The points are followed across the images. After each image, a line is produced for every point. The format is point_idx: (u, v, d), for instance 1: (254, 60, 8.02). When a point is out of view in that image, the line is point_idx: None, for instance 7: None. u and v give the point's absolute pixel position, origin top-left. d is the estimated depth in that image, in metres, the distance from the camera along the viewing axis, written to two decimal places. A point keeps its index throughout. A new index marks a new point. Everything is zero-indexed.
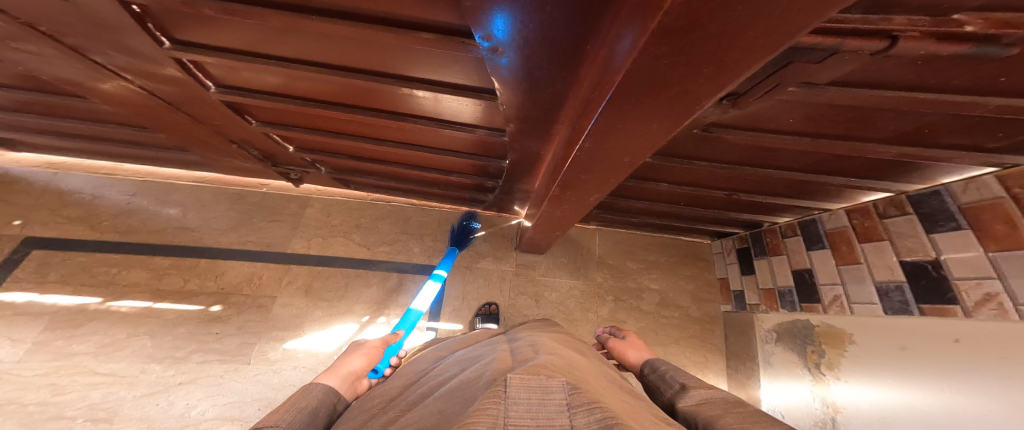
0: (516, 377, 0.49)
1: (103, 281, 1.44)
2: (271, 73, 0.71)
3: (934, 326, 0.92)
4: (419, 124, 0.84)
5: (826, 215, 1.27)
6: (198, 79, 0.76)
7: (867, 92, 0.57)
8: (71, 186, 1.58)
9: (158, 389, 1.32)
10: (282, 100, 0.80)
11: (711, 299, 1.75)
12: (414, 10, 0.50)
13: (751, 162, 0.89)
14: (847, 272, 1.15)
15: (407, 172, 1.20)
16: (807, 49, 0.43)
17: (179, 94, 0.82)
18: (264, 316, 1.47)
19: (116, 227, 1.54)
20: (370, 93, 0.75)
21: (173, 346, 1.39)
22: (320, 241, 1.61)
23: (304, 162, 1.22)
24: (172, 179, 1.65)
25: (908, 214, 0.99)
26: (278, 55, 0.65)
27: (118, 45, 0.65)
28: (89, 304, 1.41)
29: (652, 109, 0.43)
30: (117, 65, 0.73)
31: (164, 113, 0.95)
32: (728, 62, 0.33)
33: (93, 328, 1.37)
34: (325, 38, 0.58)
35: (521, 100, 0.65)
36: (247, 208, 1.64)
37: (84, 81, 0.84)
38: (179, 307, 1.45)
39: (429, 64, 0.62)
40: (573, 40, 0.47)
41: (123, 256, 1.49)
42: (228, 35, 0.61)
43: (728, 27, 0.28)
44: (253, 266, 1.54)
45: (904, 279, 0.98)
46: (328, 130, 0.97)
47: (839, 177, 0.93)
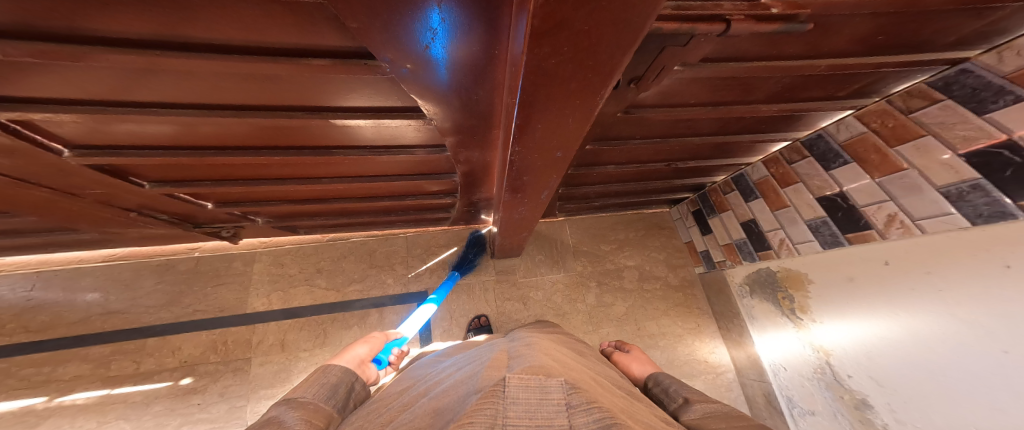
0: (515, 376, 0.49)
1: (38, 381, 1.31)
2: (150, 122, 0.65)
3: (862, 251, 1.01)
4: (349, 155, 0.84)
5: (749, 168, 1.39)
6: (35, 141, 0.66)
7: (740, 66, 0.62)
8: None
9: None
10: (174, 153, 0.76)
11: (684, 264, 1.81)
12: (267, 34, 0.46)
13: (677, 133, 0.93)
14: (783, 216, 1.25)
15: (356, 206, 1.18)
16: (671, 36, 0.46)
17: (23, 164, 0.72)
18: (244, 379, 1.40)
19: (24, 327, 1.39)
20: (280, 130, 0.73)
21: (156, 423, 1.30)
22: (280, 295, 1.54)
23: (234, 216, 1.17)
24: (73, 261, 1.47)
25: (807, 158, 1.15)
26: (142, 101, 0.59)
27: None
28: (37, 403, 1.29)
29: (562, 105, 0.45)
30: None
31: (16, 192, 0.83)
32: (606, 53, 0.34)
33: (53, 424, 1.26)
34: (195, 76, 0.53)
35: (450, 113, 0.66)
36: (179, 277, 1.53)
37: None
38: (142, 388, 1.35)
39: (324, 89, 0.60)
40: (479, 48, 0.48)
41: (51, 353, 1.36)
42: (62, 84, 0.53)
43: (591, 22, 0.30)
44: (213, 334, 1.46)
45: (825, 214, 1.10)
46: (243, 178, 0.94)
47: (743, 133, 1.00)
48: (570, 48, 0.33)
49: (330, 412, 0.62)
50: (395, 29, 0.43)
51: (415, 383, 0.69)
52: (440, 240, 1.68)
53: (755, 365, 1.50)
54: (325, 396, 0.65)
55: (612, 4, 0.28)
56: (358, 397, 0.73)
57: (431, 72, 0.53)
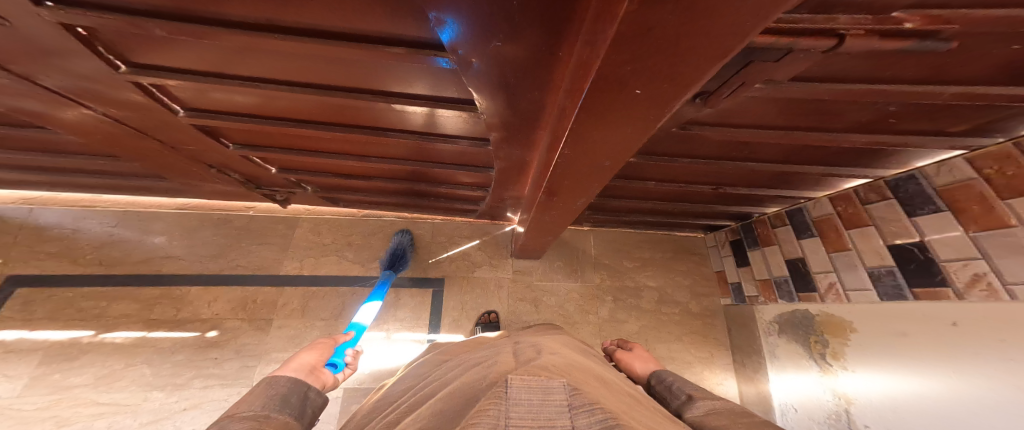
0: (516, 378, 0.48)
1: (92, 314, 1.42)
2: (241, 93, 0.71)
3: (931, 310, 0.91)
4: (401, 138, 0.85)
5: (811, 203, 1.27)
6: (161, 102, 0.76)
7: (827, 86, 0.57)
8: (47, 221, 1.53)
9: (163, 415, 1.31)
10: (259, 121, 0.81)
11: (710, 293, 1.74)
12: (367, 24, 0.50)
13: (733, 157, 0.90)
14: (839, 260, 1.13)
15: (393, 187, 1.21)
16: (763, 49, 0.43)
17: (143, 118, 0.82)
18: (262, 339, 1.46)
19: (100, 259, 1.51)
20: (342, 110, 0.76)
21: (173, 372, 1.37)
22: (312, 261, 1.60)
23: (288, 183, 1.22)
24: (154, 206, 1.62)
25: (888, 199, 1.00)
26: (245, 76, 0.65)
27: (66, 70, 0.65)
28: (83, 337, 1.38)
29: (624, 113, 0.44)
30: (70, 90, 0.72)
31: (131, 140, 0.94)
32: (687, 66, 0.33)
33: (88, 361, 1.35)
34: (289, 56, 0.58)
35: (499, 109, 0.66)
36: (233, 232, 1.62)
37: (46, 111, 0.82)
38: (173, 335, 1.43)
39: (390, 76, 0.63)
40: (541, 48, 0.47)
41: (111, 288, 1.47)
42: (187, 57, 0.61)
43: (680, 32, 0.29)
44: (245, 290, 1.53)
45: (894, 264, 0.98)
46: (306, 149, 0.98)
47: (815, 165, 0.94)
48: (650, 57, 0.32)
49: (285, 419, 0.60)
50: (468, 19, 0.43)
51: (414, 386, 0.69)
52: (464, 232, 1.69)
53: (764, 402, 1.44)
54: (276, 405, 0.62)
55: (707, 17, 0.27)
56: (312, 405, 0.70)
57: (489, 66, 0.53)
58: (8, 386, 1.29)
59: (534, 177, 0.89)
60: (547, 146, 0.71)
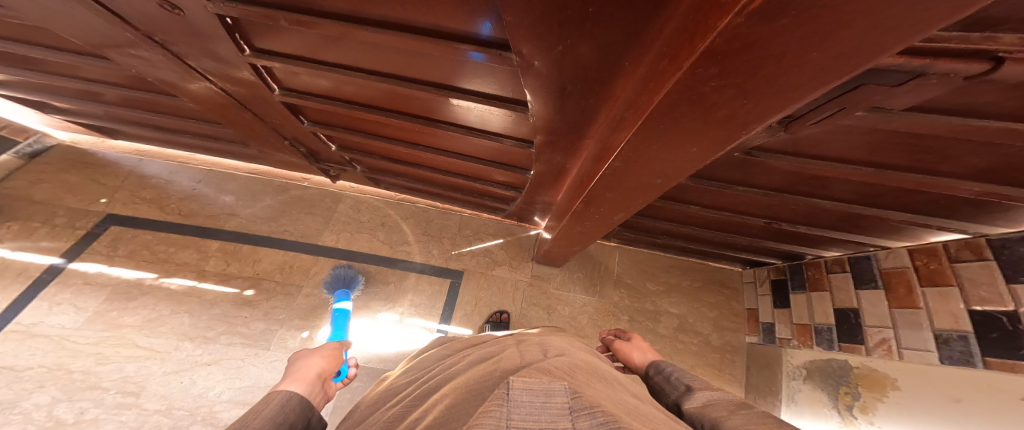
0: (517, 381, 0.47)
1: (159, 258, 1.54)
2: (322, 76, 0.76)
3: (1001, 382, 0.82)
4: (452, 131, 0.87)
5: (883, 252, 1.15)
6: (266, 82, 0.82)
7: (949, 120, 0.51)
8: (151, 172, 1.70)
9: (185, 367, 1.38)
10: (333, 103, 0.86)
11: (736, 329, 1.67)
12: (469, 24, 0.52)
13: (797, 190, 0.86)
14: (901, 317, 1.05)
15: (435, 176, 1.23)
16: (882, 71, 0.40)
17: (251, 95, 0.88)
18: (289, 304, 1.52)
19: (181, 210, 1.65)
20: (404, 98, 0.79)
21: (206, 326, 1.45)
22: (347, 236, 1.66)
23: (342, 160, 1.27)
24: (233, 169, 1.74)
25: (985, 260, 0.88)
26: (331, 61, 0.70)
27: (212, 53, 0.71)
28: (146, 278, 1.50)
29: (696, 128, 0.42)
30: (207, 69, 0.80)
31: (233, 111, 1.01)
32: (785, 84, 0.32)
33: (143, 302, 1.46)
34: (371, 46, 0.62)
35: (553, 113, 0.66)
36: (288, 200, 1.71)
37: (178, 82, 0.90)
38: (218, 288, 1.52)
39: (461, 72, 0.65)
40: (608, 57, 0.47)
41: (181, 236, 1.59)
42: (292, 43, 0.66)
43: (787, 48, 0.27)
44: (286, 255, 1.60)
45: (970, 330, 0.88)
46: (366, 132, 1.01)
47: (898, 212, 0.87)
48: (744, 71, 0.31)
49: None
50: (542, 20, 0.44)
51: (418, 380, 0.70)
52: (492, 229, 1.70)
53: None
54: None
55: (822, 37, 0.26)
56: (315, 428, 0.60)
57: (550, 70, 0.53)
58: (74, 316, 1.41)
59: (572, 186, 0.89)
60: (594, 155, 0.70)
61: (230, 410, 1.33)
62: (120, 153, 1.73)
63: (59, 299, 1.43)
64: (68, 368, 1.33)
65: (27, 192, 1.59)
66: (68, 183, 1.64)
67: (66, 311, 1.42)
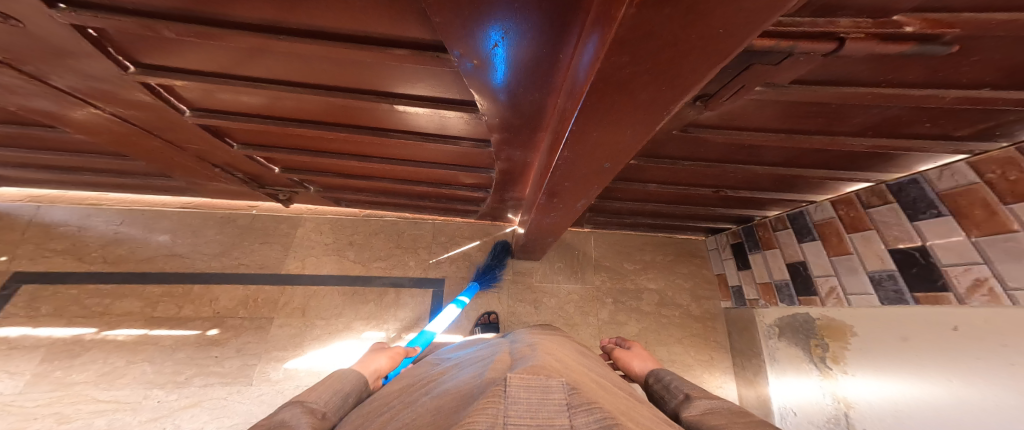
0: (516, 377, 0.48)
1: (95, 313, 1.44)
2: (247, 94, 0.73)
3: (929, 315, 0.91)
4: (401, 138, 0.86)
5: (813, 207, 1.26)
6: (170, 102, 0.78)
7: (833, 91, 0.57)
8: (56, 218, 1.56)
9: (162, 413, 1.31)
10: (262, 121, 0.83)
11: (710, 296, 1.74)
12: (379, 26, 0.52)
13: (735, 159, 0.90)
14: (840, 264, 1.13)
15: (395, 187, 1.21)
16: (761, 52, 0.44)
17: (152, 118, 0.84)
18: (262, 337, 1.46)
19: (105, 257, 1.54)
20: (346, 109, 0.77)
21: (173, 371, 1.38)
22: (314, 261, 1.61)
23: (292, 182, 1.23)
24: (159, 205, 1.65)
25: (891, 204, 0.99)
26: (248, 76, 0.68)
27: (83, 72, 0.67)
28: (85, 334, 1.40)
29: (627, 115, 0.44)
30: (81, 91, 0.74)
31: (136, 139, 0.96)
32: (691, 69, 0.34)
33: (90, 358, 1.36)
34: (295, 57, 0.60)
35: (500, 111, 0.66)
36: (236, 231, 1.64)
37: (57, 111, 0.84)
38: (175, 332, 1.44)
39: (390, 77, 0.64)
40: (541, 49, 0.48)
41: (115, 285, 1.49)
42: (203, 57, 0.63)
43: (680, 34, 0.29)
44: (248, 289, 1.54)
45: (895, 268, 0.97)
46: (311, 150, 0.99)
47: (812, 170, 0.93)
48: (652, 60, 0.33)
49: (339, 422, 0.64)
50: (469, 21, 0.44)
51: (414, 384, 0.69)
52: (462, 233, 1.69)
53: (763, 405, 1.44)
54: (334, 407, 0.67)
55: (705, 20, 0.27)
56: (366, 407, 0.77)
57: (488, 69, 0.54)
58: (10, 382, 1.30)
59: (535, 178, 0.90)
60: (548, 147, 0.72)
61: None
62: (8, 201, 1.56)
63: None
64: None
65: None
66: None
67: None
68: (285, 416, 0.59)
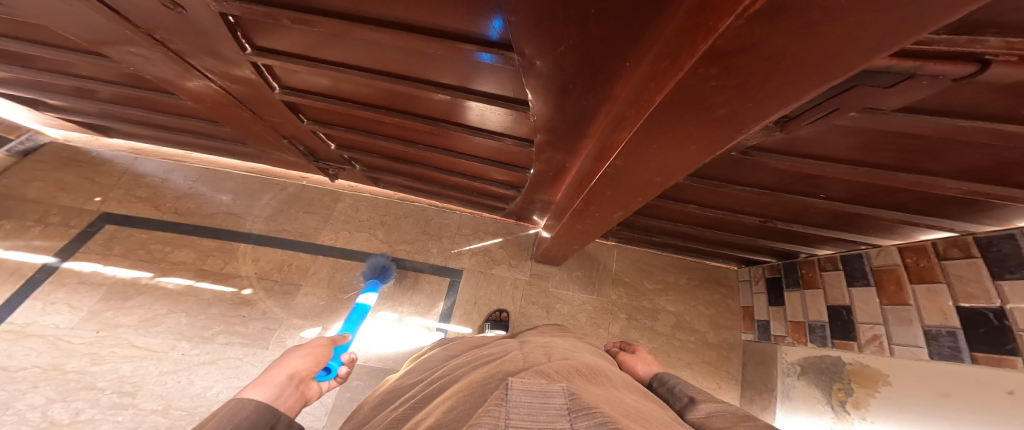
0: (517, 381, 0.43)
1: (156, 258, 1.53)
2: (323, 76, 0.78)
3: (988, 377, 0.85)
4: (450, 129, 0.88)
5: (874, 250, 1.17)
6: (267, 81, 0.83)
7: (936, 121, 0.53)
8: (146, 170, 1.70)
9: (182, 367, 1.37)
10: (333, 102, 0.88)
11: (731, 327, 1.69)
12: (469, 24, 0.53)
13: (792, 189, 0.88)
14: (892, 314, 1.06)
15: (433, 175, 1.24)
16: (875, 72, 0.41)
17: (249, 93, 0.89)
18: (287, 303, 1.52)
19: (176, 209, 1.64)
20: (407, 98, 0.80)
21: (203, 325, 1.45)
22: (346, 235, 1.66)
23: (342, 159, 1.27)
24: (230, 168, 1.74)
25: (973, 258, 0.90)
26: (335, 61, 0.72)
27: (214, 51, 0.73)
28: (141, 278, 1.49)
29: (698, 123, 0.43)
30: (207, 68, 0.81)
31: (231, 110, 1.02)
32: (783, 83, 0.33)
33: (139, 302, 1.45)
34: (373, 45, 0.64)
35: (552, 113, 0.66)
36: (287, 198, 1.71)
37: (175, 80, 0.91)
38: (215, 288, 1.51)
39: (448, 68, 0.66)
40: (604, 52, 0.47)
41: (178, 235, 1.59)
42: (298, 41, 0.68)
43: (784, 50, 0.28)
44: (284, 254, 1.60)
45: (959, 326, 0.90)
46: (367, 131, 1.02)
47: (889, 211, 0.89)
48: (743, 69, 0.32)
49: None
50: (544, 22, 0.44)
51: (424, 379, 0.71)
52: (491, 228, 1.71)
53: None
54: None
55: (820, 38, 0.26)
56: None
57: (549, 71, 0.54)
58: (68, 316, 1.40)
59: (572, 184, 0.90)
60: (593, 151, 0.71)
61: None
62: (114, 151, 1.72)
63: (53, 298, 1.42)
64: (62, 368, 1.32)
65: (21, 191, 1.59)
66: (62, 182, 1.63)
67: (60, 311, 1.41)
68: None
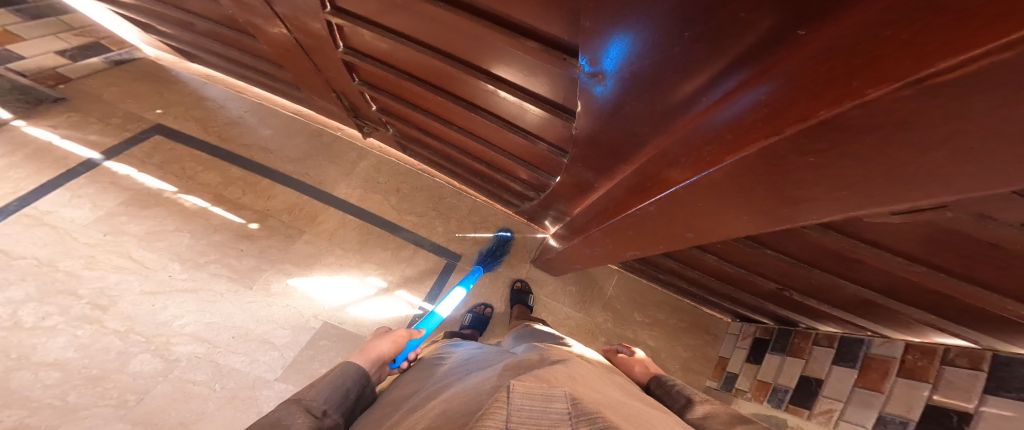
0: (518, 386, 0.52)
1: (185, 176, 1.61)
2: (381, 38, 0.87)
3: None
4: (489, 121, 0.99)
5: (879, 339, 1.12)
6: (335, 39, 0.93)
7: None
8: (209, 95, 1.84)
9: (162, 290, 1.40)
10: (386, 68, 0.97)
11: (699, 372, 1.65)
12: (522, 10, 0.62)
13: (829, 267, 0.89)
14: (859, 395, 1.09)
15: (459, 158, 1.34)
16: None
17: (315, 46, 1.00)
18: (286, 246, 1.55)
19: (218, 134, 1.74)
20: (455, 80, 0.91)
21: (200, 251, 1.48)
22: (361, 194, 1.71)
23: (378, 120, 1.34)
24: (279, 106, 1.84)
25: (976, 370, 0.87)
26: (398, 30, 0.82)
27: (296, 5, 0.84)
28: (164, 191, 1.56)
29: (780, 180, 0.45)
30: (288, 18, 0.92)
31: (294, 58, 1.13)
32: (895, 170, 0.31)
33: (155, 212, 1.51)
34: (435, 21, 0.75)
35: (615, 134, 0.70)
36: (319, 144, 1.79)
37: (258, 24, 1.02)
38: (226, 215, 1.56)
39: (507, 59, 0.75)
40: (689, 89, 0.49)
41: (212, 157, 1.68)
42: (370, 6, 0.78)
43: (922, 141, 0.26)
44: (299, 198, 1.65)
45: (915, 419, 0.94)
46: (409, 102, 1.10)
47: (917, 311, 0.87)
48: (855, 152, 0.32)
49: (337, 417, 0.78)
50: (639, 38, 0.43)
51: (412, 395, 0.81)
52: (499, 222, 1.72)
53: None
54: (334, 404, 0.81)
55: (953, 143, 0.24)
56: (366, 397, 0.93)
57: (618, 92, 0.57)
58: (86, 212, 1.46)
59: (609, 203, 0.96)
60: (644, 175, 0.75)
61: (187, 344, 1.34)
62: (190, 74, 1.88)
63: (82, 192, 1.49)
64: (55, 266, 1.35)
65: (98, 91, 1.74)
66: (135, 90, 1.79)
67: (83, 206, 1.47)
68: (283, 411, 0.72)
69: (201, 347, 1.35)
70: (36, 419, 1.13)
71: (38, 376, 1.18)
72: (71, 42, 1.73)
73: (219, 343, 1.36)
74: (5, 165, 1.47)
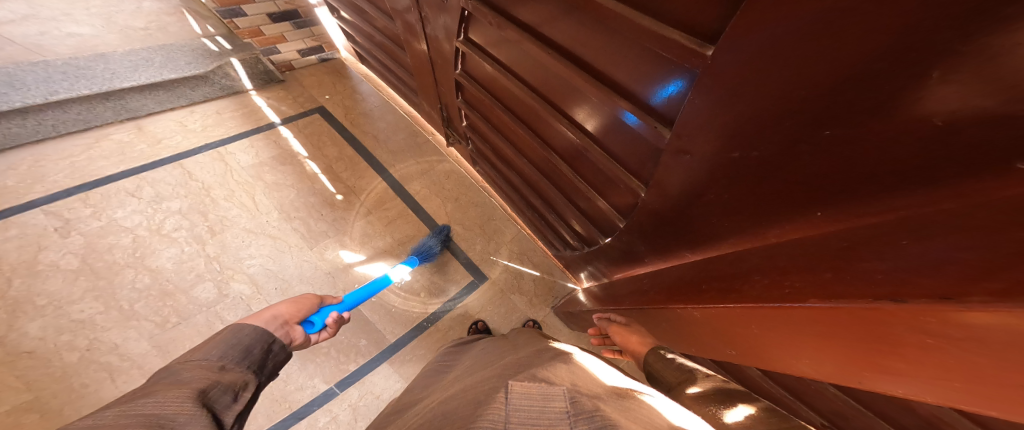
0: (517, 388, 0.52)
1: (316, 147, 2.20)
2: (489, 63, 1.14)
3: None
4: (543, 150, 1.25)
5: None
6: (456, 63, 1.29)
7: None
8: (362, 90, 2.56)
9: (256, 230, 1.85)
10: (483, 93, 1.29)
11: None
12: (589, 37, 0.80)
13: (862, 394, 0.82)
14: None
15: (517, 184, 1.64)
16: None
17: (440, 60, 1.35)
18: (353, 219, 2.00)
19: (355, 120, 2.39)
20: (531, 109, 1.15)
21: (294, 207, 1.96)
22: (427, 193, 2.17)
23: (464, 135, 1.77)
24: (401, 107, 2.50)
25: None
26: (503, 63, 1.11)
27: (442, 28, 1.19)
28: (298, 154, 2.14)
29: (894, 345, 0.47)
30: (431, 36, 1.28)
31: (425, 72, 1.53)
32: None
33: (285, 170, 2.07)
34: (522, 52, 1.00)
35: (709, 212, 0.83)
36: (414, 143, 2.35)
37: (411, 42, 1.42)
38: (326, 183, 2.08)
39: (588, 107, 0.95)
40: (846, 198, 0.56)
41: (342, 138, 2.28)
42: (486, 35, 1.08)
43: None
44: (381, 184, 2.15)
45: None
46: (494, 126, 1.45)
47: None
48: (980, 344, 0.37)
49: (237, 372, 0.72)
50: (835, 143, 0.52)
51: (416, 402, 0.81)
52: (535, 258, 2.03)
53: None
54: (233, 358, 0.74)
55: None
56: (275, 356, 0.85)
57: (737, 170, 0.69)
58: (249, 159, 2.06)
59: (672, 284, 1.04)
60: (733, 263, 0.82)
61: (241, 283, 1.72)
62: (358, 74, 2.64)
63: (256, 144, 2.12)
64: (209, 192, 1.91)
65: (302, 78, 2.52)
66: (322, 81, 2.54)
67: (251, 154, 2.08)
68: (168, 371, 0.64)
69: (252, 288, 1.72)
70: (102, 317, 1.53)
71: (133, 278, 1.63)
72: (308, 43, 2.47)
73: (265, 289, 1.73)
74: (230, 117, 2.19)
